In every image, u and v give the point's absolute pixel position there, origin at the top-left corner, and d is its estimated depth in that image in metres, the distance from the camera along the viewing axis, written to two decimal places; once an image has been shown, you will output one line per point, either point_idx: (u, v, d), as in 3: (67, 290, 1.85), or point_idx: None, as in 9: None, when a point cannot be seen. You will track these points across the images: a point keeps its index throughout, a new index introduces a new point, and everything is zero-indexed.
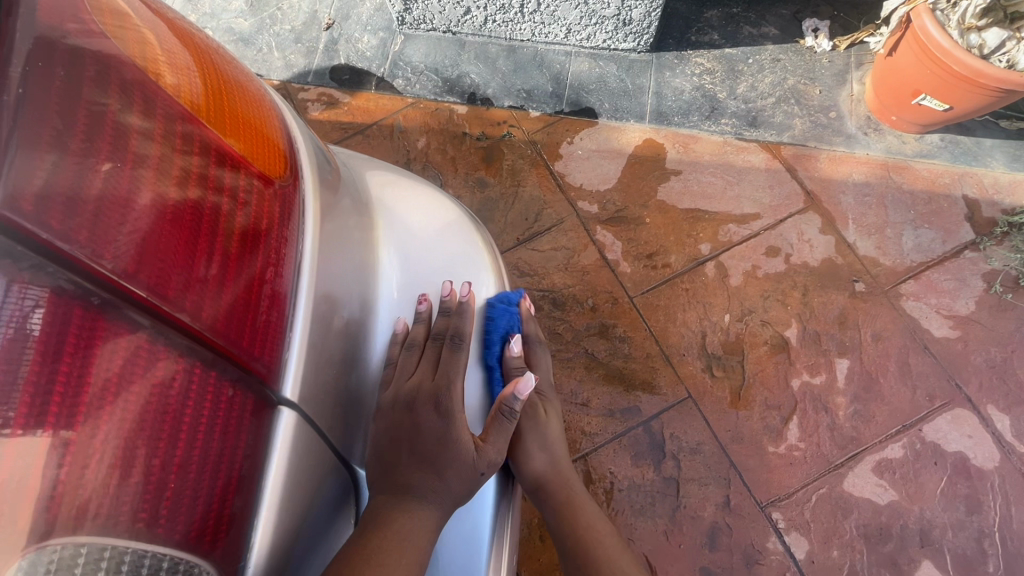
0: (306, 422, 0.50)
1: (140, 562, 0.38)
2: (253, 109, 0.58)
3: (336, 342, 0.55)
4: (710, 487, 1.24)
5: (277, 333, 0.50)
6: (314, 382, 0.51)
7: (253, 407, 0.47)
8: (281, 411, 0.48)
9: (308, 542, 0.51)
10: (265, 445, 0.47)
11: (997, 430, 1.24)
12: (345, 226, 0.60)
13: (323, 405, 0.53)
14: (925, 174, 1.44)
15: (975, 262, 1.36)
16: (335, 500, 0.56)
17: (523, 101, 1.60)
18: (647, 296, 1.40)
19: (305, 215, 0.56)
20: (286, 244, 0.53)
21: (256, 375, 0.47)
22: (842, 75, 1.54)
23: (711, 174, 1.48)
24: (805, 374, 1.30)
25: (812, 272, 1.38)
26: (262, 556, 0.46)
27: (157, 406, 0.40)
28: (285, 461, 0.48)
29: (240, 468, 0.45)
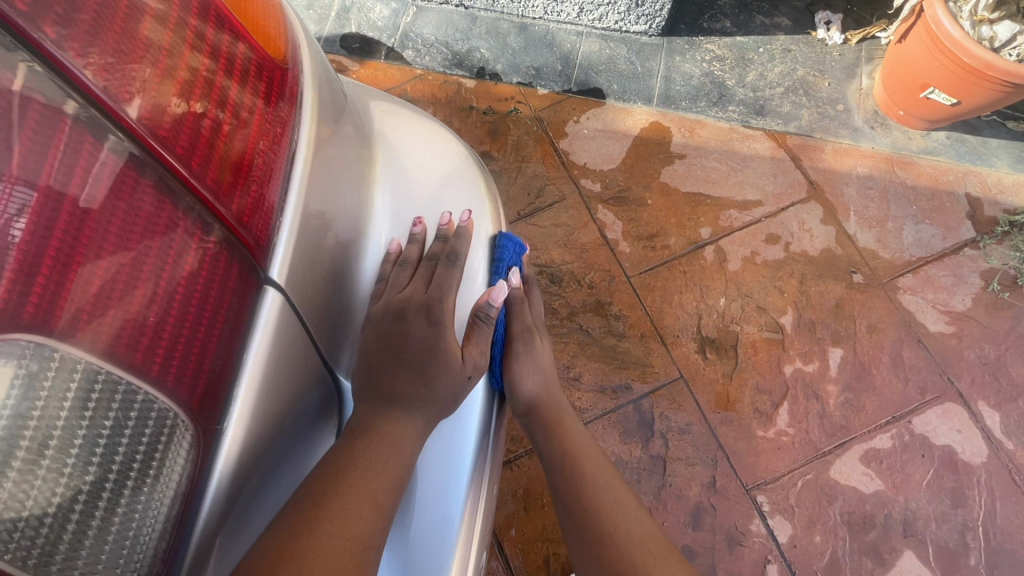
0: (292, 303, 0.51)
1: (131, 398, 0.41)
2: (265, 6, 0.59)
3: (329, 240, 0.56)
4: (697, 467, 1.24)
5: (270, 215, 0.51)
6: (303, 267, 0.52)
7: (239, 272, 0.48)
8: (268, 288, 0.49)
9: (287, 428, 0.53)
10: (250, 315, 0.48)
11: (986, 426, 1.24)
12: (344, 134, 0.61)
13: (312, 293, 0.54)
14: (929, 171, 1.44)
15: (974, 259, 1.36)
16: (317, 395, 0.58)
17: (531, 78, 1.60)
18: (645, 276, 1.40)
19: (306, 110, 0.57)
20: (284, 133, 0.54)
21: (245, 245, 0.48)
22: (852, 69, 1.54)
23: (715, 160, 1.48)
24: (798, 361, 1.30)
25: (811, 261, 1.38)
26: (240, 423, 0.47)
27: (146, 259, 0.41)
28: (267, 339, 0.49)
29: (225, 336, 0.47)
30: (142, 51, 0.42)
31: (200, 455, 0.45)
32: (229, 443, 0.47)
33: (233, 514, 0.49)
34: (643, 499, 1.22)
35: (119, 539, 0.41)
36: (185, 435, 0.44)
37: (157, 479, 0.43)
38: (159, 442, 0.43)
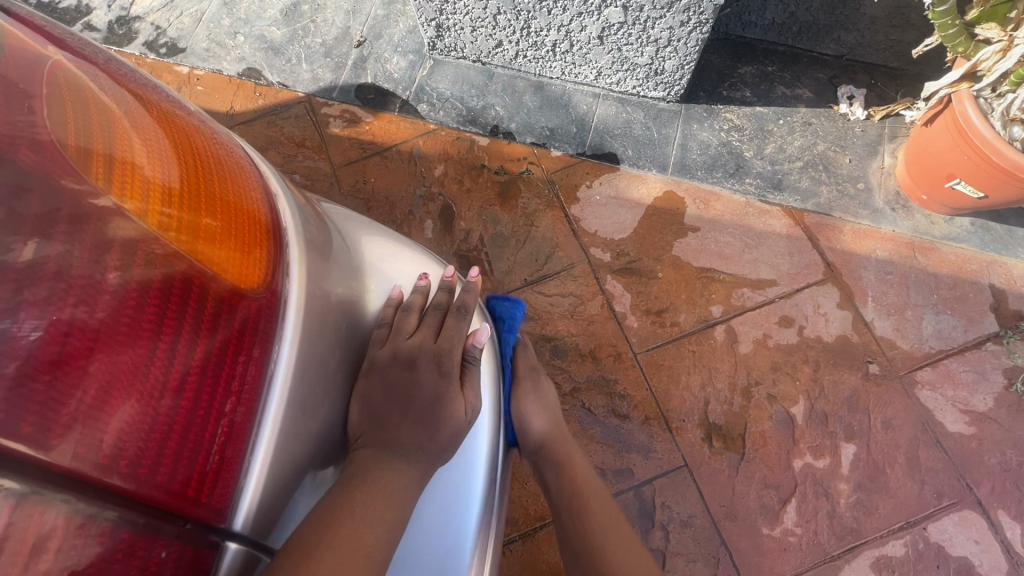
0: (252, 552, 0.48)
1: None
2: (237, 189, 0.55)
3: (290, 466, 0.51)
4: (698, 565, 1.19)
5: (233, 457, 0.47)
6: (266, 507, 0.49)
7: (194, 543, 0.43)
8: (226, 547, 0.45)
9: None
10: None
11: (1006, 538, 1.18)
12: (325, 331, 0.56)
13: (276, 527, 0.51)
14: (951, 258, 1.39)
15: (997, 356, 1.30)
16: None
17: (545, 139, 1.58)
18: (652, 353, 1.35)
19: (287, 311, 0.52)
20: (257, 351, 0.50)
21: (201, 507, 0.44)
22: (874, 147, 1.50)
23: (729, 235, 1.44)
24: (808, 455, 1.25)
25: (826, 347, 1.33)
26: None
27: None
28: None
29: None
30: (100, 342, 0.38)
31: None
32: None
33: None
34: None
35: None
36: None
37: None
38: None
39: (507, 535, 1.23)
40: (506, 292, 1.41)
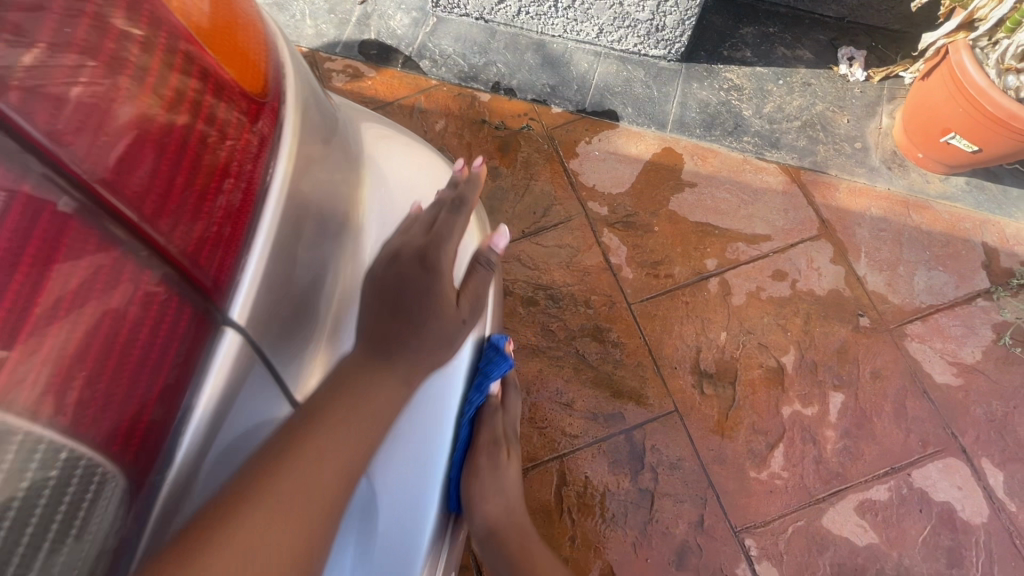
0: (251, 347, 0.49)
1: (72, 461, 0.39)
2: (254, 38, 0.58)
3: (292, 286, 0.53)
4: (685, 505, 1.22)
5: (234, 258, 0.49)
6: (267, 311, 0.50)
7: (193, 317, 0.46)
8: (225, 334, 0.48)
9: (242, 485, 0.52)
10: (204, 360, 0.47)
11: (989, 485, 1.20)
12: (324, 173, 0.59)
13: (276, 335, 0.52)
14: (945, 216, 1.40)
15: (986, 311, 1.32)
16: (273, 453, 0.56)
17: (546, 96, 1.60)
18: (645, 304, 1.37)
19: (285, 144, 0.54)
20: (258, 172, 0.52)
21: (201, 293, 0.47)
22: (873, 107, 1.51)
23: (726, 191, 1.46)
24: (797, 403, 1.27)
25: (817, 300, 1.35)
26: (183, 469, 0.46)
27: (93, 359, 0.41)
28: (198, 450, 0.47)
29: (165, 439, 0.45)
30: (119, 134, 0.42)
31: (129, 511, 0.43)
32: (166, 496, 0.45)
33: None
34: (628, 533, 1.21)
35: None
36: (115, 491, 0.42)
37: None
38: (83, 501, 0.40)
39: None
40: (504, 242, 1.43)
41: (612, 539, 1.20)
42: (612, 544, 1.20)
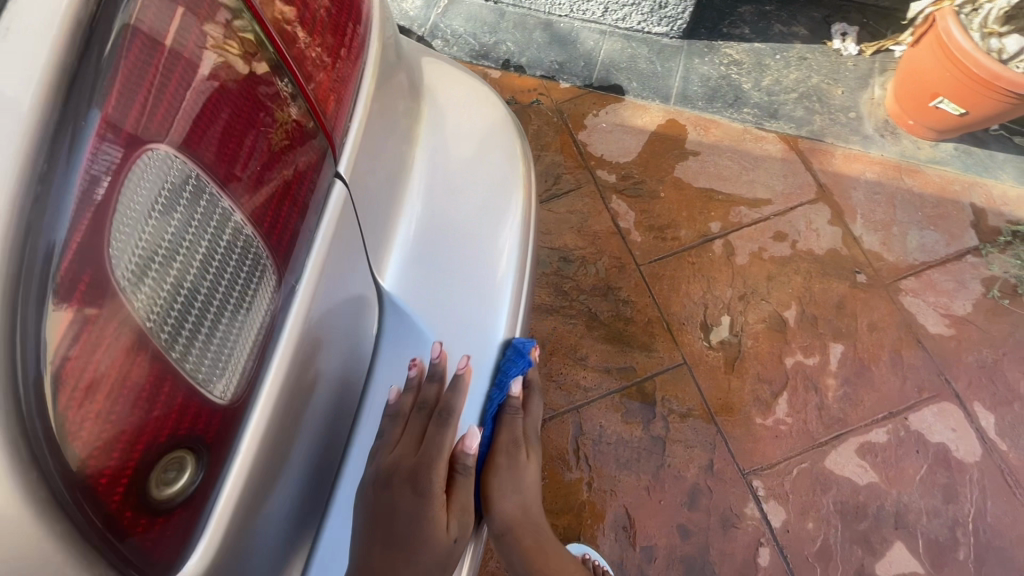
0: (352, 201, 0.59)
1: (242, 237, 0.50)
2: None
3: (378, 159, 0.63)
4: (696, 450, 1.28)
5: (341, 120, 0.59)
6: (362, 173, 0.60)
7: (318, 157, 0.57)
8: (335, 182, 0.58)
9: (341, 331, 0.58)
10: (321, 197, 0.57)
11: (981, 427, 1.27)
12: (398, 72, 0.69)
13: (368, 199, 0.62)
14: (936, 179, 1.48)
15: (976, 267, 1.39)
16: (359, 317, 0.61)
17: (554, 72, 1.67)
18: (654, 265, 1.44)
19: (371, 41, 0.65)
20: (354, 57, 0.62)
21: (324, 141, 0.58)
22: (865, 79, 1.59)
23: (728, 158, 1.53)
24: (799, 354, 1.34)
25: (817, 259, 1.42)
26: (312, 281, 0.54)
27: (231, 235, 0.49)
28: (324, 259, 0.55)
29: (297, 253, 0.54)
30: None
31: (279, 299, 0.52)
32: (300, 305, 0.53)
33: (274, 485, 0.52)
34: (642, 477, 1.27)
35: (216, 353, 0.48)
36: (270, 274, 0.52)
37: (233, 340, 0.49)
38: (251, 274, 0.51)
39: None
40: None
41: (627, 484, 1.26)
42: (626, 488, 1.26)
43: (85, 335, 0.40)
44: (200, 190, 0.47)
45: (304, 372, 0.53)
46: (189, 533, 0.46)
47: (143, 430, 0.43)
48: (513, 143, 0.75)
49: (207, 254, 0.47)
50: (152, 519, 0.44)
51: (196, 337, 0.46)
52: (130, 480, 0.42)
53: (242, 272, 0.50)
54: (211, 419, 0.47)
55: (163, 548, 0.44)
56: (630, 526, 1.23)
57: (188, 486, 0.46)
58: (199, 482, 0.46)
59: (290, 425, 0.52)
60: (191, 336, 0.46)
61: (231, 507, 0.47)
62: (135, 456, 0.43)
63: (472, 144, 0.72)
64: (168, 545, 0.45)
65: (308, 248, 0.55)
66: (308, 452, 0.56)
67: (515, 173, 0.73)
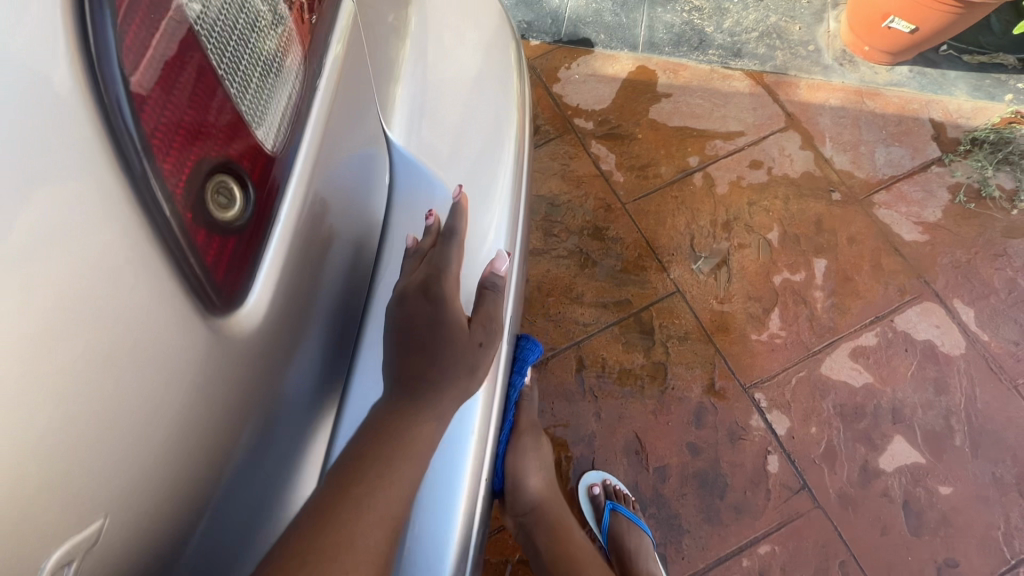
0: (361, 20, 0.58)
1: (268, 1, 0.48)
2: None
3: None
4: (697, 371, 1.31)
5: None
6: (370, 3, 0.60)
7: None
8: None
9: (361, 145, 0.57)
10: (332, 4, 0.55)
11: (962, 321, 1.33)
12: None
13: (378, 32, 0.60)
14: (895, 100, 1.55)
15: (941, 176, 1.46)
16: (374, 145, 0.59)
17: (524, 32, 1.71)
18: (639, 202, 1.48)
19: None
20: None
21: None
22: (820, 14, 1.66)
23: (699, 97, 1.58)
24: (786, 272, 1.38)
25: (793, 183, 1.47)
26: (332, 77, 0.53)
27: (258, 42, 0.47)
28: (342, 63, 0.55)
29: (319, 37, 0.53)
30: None
31: (303, 83, 0.51)
32: (323, 96, 0.52)
33: (315, 269, 0.52)
34: (648, 403, 1.29)
35: (251, 107, 0.46)
36: (294, 52, 0.51)
37: (271, 98, 0.48)
38: (277, 45, 0.49)
39: None
40: None
41: (634, 410, 1.28)
42: (634, 414, 1.28)
43: (145, 27, 0.39)
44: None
45: (336, 159, 0.53)
46: (246, 272, 0.45)
47: (196, 145, 0.42)
48: (503, 33, 0.79)
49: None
50: (214, 236, 0.43)
51: (238, 73, 0.46)
52: (187, 190, 0.41)
53: (273, 27, 0.48)
54: (260, 165, 0.47)
55: (223, 274, 0.43)
56: (641, 449, 1.25)
57: (242, 214, 0.45)
58: (251, 217, 0.46)
59: (327, 206, 0.53)
60: (233, 74, 0.45)
61: (282, 259, 0.47)
62: (190, 171, 0.42)
63: (469, 19, 0.73)
64: (229, 274, 0.44)
65: (327, 41, 0.54)
66: (343, 251, 0.56)
67: (506, 55, 0.77)
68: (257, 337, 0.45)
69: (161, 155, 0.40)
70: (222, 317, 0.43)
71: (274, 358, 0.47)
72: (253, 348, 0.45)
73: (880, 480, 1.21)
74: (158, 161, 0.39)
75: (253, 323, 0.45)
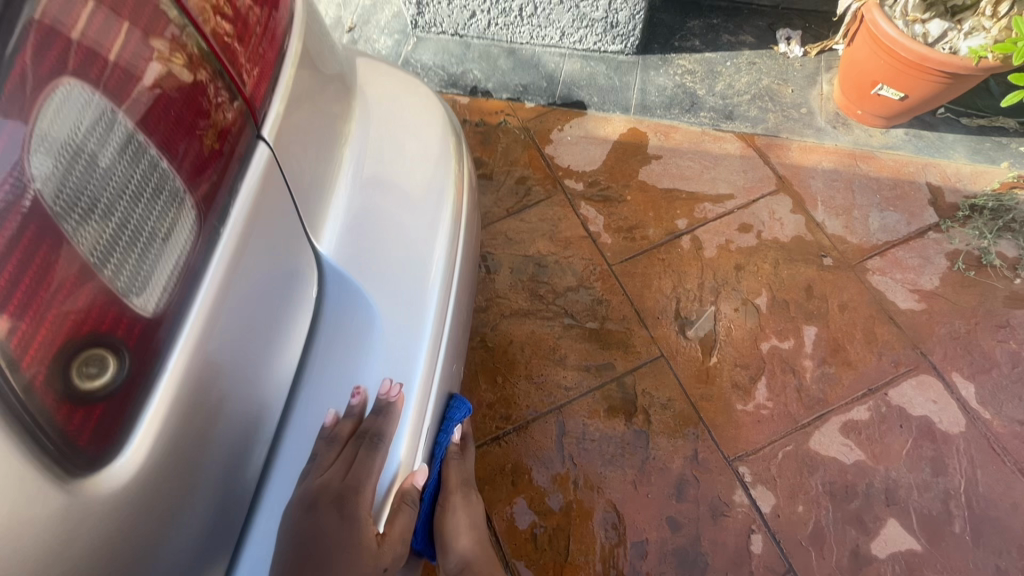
0: (278, 162, 0.62)
1: (159, 172, 0.53)
2: None
3: (312, 129, 0.68)
4: (680, 441, 1.28)
5: (263, 92, 0.63)
6: (289, 137, 0.65)
7: (243, 122, 0.61)
8: (259, 142, 0.61)
9: (272, 284, 0.62)
10: (246, 158, 0.60)
11: (962, 397, 1.27)
12: (324, 48, 0.74)
13: (298, 165, 0.65)
14: (890, 163, 1.53)
15: (938, 242, 1.43)
16: (288, 280, 0.65)
17: (519, 94, 1.77)
18: (625, 264, 1.48)
19: (295, 18, 0.70)
20: (275, 35, 0.66)
21: (249, 109, 0.61)
22: (813, 77, 1.68)
23: (689, 159, 1.60)
24: (774, 339, 1.36)
25: (783, 247, 1.46)
26: (236, 227, 0.58)
27: (145, 213, 0.52)
28: (249, 212, 0.59)
29: (222, 192, 0.58)
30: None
31: (198, 237, 0.56)
32: (225, 246, 0.57)
33: (207, 407, 0.55)
34: (628, 472, 1.26)
35: (132, 273, 0.51)
36: (188, 213, 0.55)
37: (154, 261, 0.53)
38: (167, 211, 0.54)
39: (504, 428, 1.33)
40: (490, 223, 1.56)
41: (613, 479, 1.26)
42: (613, 484, 1.26)
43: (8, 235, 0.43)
44: (112, 121, 0.49)
45: (238, 302, 0.58)
46: (116, 433, 0.49)
47: (63, 325, 0.46)
48: (447, 139, 0.84)
49: (127, 175, 0.50)
50: (77, 409, 0.47)
51: (117, 246, 0.50)
52: (49, 371, 0.45)
53: (162, 196, 0.53)
54: (136, 328, 0.51)
55: (87, 440, 0.47)
56: (619, 523, 1.22)
57: (111, 381, 0.49)
58: (124, 379, 0.50)
59: (216, 358, 0.56)
60: (113, 248, 0.49)
61: (167, 407, 0.51)
62: (54, 351, 0.46)
63: (411, 134, 0.79)
64: (94, 438, 0.47)
65: (232, 192, 0.58)
66: (246, 383, 0.60)
67: (447, 160, 0.82)
68: (124, 495, 0.48)
69: (23, 344, 0.44)
70: (83, 484, 0.45)
71: (151, 504, 0.50)
72: (121, 506, 0.48)
73: (872, 567, 1.15)
74: (16, 350, 0.43)
75: (122, 483, 0.48)
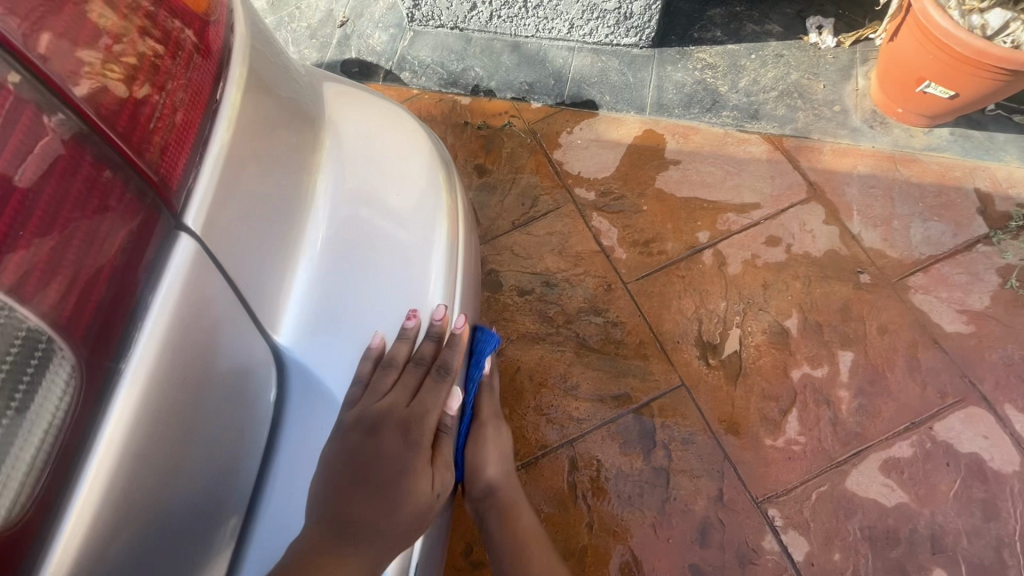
0: (202, 256, 0.56)
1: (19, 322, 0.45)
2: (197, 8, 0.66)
3: (260, 206, 0.63)
4: (703, 480, 1.18)
5: (184, 178, 0.57)
6: (222, 221, 0.58)
7: (148, 223, 0.54)
8: (179, 239, 0.55)
9: (205, 396, 0.57)
10: (158, 264, 0.54)
11: (1016, 431, 1.15)
12: (272, 105, 0.67)
13: (236, 252, 0.60)
14: (933, 167, 1.39)
15: (989, 256, 1.29)
16: (229, 383, 0.61)
17: (524, 93, 1.63)
18: (642, 282, 1.37)
19: (229, 81, 0.63)
20: (202, 113, 0.60)
21: (164, 204, 0.55)
22: (847, 70, 1.53)
23: (711, 165, 1.47)
24: (805, 365, 1.24)
25: (815, 263, 1.33)
26: (147, 350, 0.52)
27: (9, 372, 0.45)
28: (163, 329, 0.53)
29: (122, 316, 0.52)
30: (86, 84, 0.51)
31: (82, 382, 0.49)
32: (134, 374, 0.51)
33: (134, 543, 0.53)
34: (646, 514, 1.16)
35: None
36: (62, 360, 0.48)
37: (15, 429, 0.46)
38: (32, 364, 0.46)
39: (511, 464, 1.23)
40: (494, 237, 1.45)
41: (630, 523, 1.16)
42: (629, 528, 1.16)
43: None
44: None
45: (168, 425, 0.54)
46: None
47: None
48: (430, 185, 0.78)
49: None
50: None
51: None
52: None
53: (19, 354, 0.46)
54: None
55: None
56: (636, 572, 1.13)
57: None
58: None
59: (138, 493, 0.52)
60: None
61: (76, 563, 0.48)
62: None
63: (385, 188, 0.74)
64: None
65: (141, 309, 0.52)
66: (185, 503, 0.57)
67: (430, 210, 0.77)
68: None
69: None
70: None
71: None
72: None
73: None
74: None
75: None
